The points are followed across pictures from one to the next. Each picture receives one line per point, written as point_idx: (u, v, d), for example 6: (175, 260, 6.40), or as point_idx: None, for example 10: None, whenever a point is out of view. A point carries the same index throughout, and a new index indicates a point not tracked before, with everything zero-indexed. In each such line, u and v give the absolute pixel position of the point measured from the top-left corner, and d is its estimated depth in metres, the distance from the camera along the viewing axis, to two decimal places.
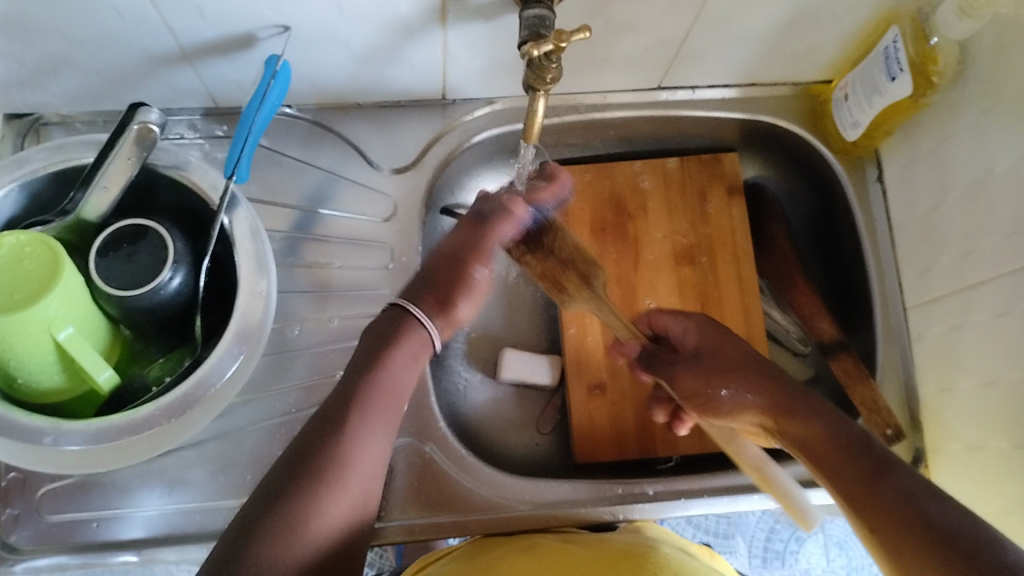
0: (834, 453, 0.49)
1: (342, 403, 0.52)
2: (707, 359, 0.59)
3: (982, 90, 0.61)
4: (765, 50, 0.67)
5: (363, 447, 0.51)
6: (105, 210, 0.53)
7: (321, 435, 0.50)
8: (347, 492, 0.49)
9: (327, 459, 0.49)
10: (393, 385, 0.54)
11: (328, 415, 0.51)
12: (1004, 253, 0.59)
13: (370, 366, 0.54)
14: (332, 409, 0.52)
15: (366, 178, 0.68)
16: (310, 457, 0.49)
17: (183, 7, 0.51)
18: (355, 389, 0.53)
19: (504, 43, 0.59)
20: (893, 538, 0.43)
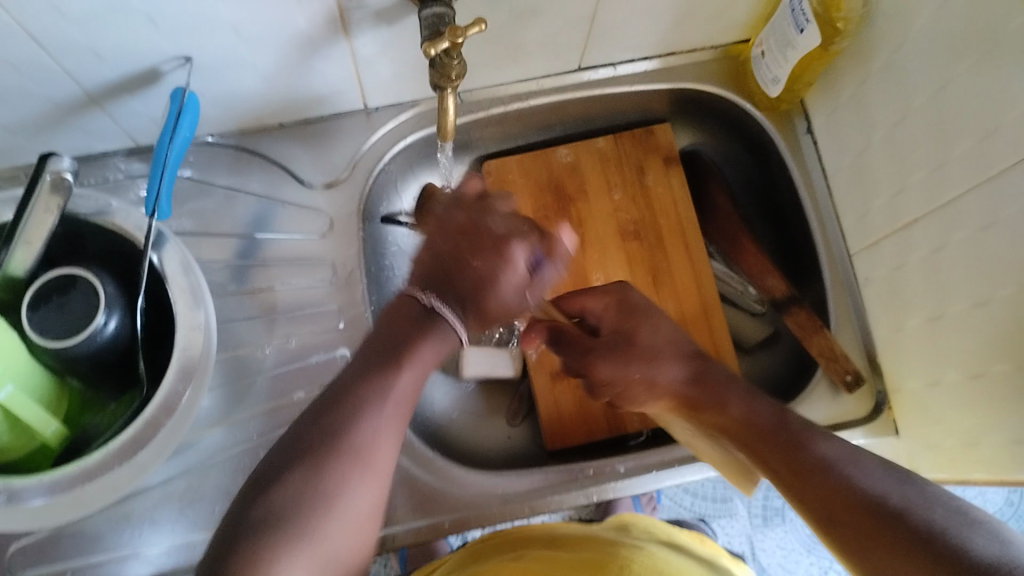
0: (768, 447, 0.50)
1: (301, 446, 0.43)
2: (619, 354, 0.59)
3: (889, 29, 0.62)
4: (675, 18, 0.67)
5: (376, 443, 0.44)
6: (30, 263, 0.53)
7: (314, 443, 0.43)
8: (357, 484, 0.43)
9: (323, 466, 0.42)
10: (403, 390, 0.46)
11: (320, 411, 0.44)
12: (932, 189, 0.60)
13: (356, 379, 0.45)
14: (326, 411, 0.44)
15: (300, 198, 0.68)
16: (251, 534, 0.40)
17: (78, 49, 0.51)
18: (304, 439, 0.43)
19: (413, 44, 0.59)
20: (870, 546, 0.41)
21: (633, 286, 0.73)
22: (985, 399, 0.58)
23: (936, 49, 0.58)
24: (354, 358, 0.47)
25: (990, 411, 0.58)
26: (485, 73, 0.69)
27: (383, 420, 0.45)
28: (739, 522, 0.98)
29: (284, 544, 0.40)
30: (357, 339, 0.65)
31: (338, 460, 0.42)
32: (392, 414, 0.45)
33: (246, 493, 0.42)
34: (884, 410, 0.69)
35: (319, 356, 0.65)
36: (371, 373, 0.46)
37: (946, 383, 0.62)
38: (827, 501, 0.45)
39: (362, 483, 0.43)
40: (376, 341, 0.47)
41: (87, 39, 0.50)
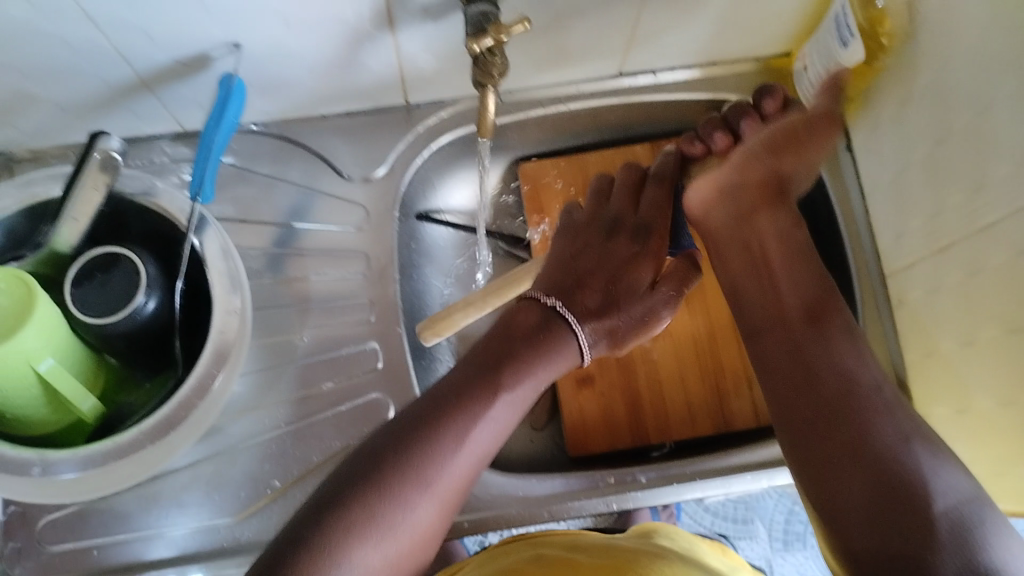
0: (839, 431, 0.49)
1: (442, 404, 0.52)
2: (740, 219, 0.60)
3: (932, 45, 0.62)
4: (719, 27, 0.67)
5: (451, 468, 0.50)
6: (77, 239, 0.54)
7: (405, 449, 0.49)
8: (429, 497, 0.49)
9: (402, 483, 0.48)
10: (505, 409, 0.53)
11: (452, 392, 0.53)
12: (969, 207, 0.59)
13: (474, 368, 0.54)
14: (419, 426, 0.51)
15: (338, 191, 0.69)
16: (386, 460, 0.49)
17: (130, 31, 0.52)
18: (446, 399, 0.52)
19: (457, 43, 0.60)
20: (825, 441, 0.50)
21: None
22: (1018, 421, 0.57)
23: (978, 65, 0.57)
24: (479, 345, 0.57)
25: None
26: (525, 74, 0.69)
27: (466, 441, 0.51)
28: (759, 544, 0.97)
29: (405, 481, 0.48)
30: (387, 332, 0.66)
31: (411, 481, 0.48)
32: (515, 409, 0.54)
33: (380, 447, 0.50)
34: None
35: (348, 347, 0.65)
36: (466, 412, 0.51)
37: (979, 402, 0.61)
38: (815, 390, 0.52)
39: (469, 447, 0.51)
40: (488, 354, 0.56)
41: (139, 22, 0.51)
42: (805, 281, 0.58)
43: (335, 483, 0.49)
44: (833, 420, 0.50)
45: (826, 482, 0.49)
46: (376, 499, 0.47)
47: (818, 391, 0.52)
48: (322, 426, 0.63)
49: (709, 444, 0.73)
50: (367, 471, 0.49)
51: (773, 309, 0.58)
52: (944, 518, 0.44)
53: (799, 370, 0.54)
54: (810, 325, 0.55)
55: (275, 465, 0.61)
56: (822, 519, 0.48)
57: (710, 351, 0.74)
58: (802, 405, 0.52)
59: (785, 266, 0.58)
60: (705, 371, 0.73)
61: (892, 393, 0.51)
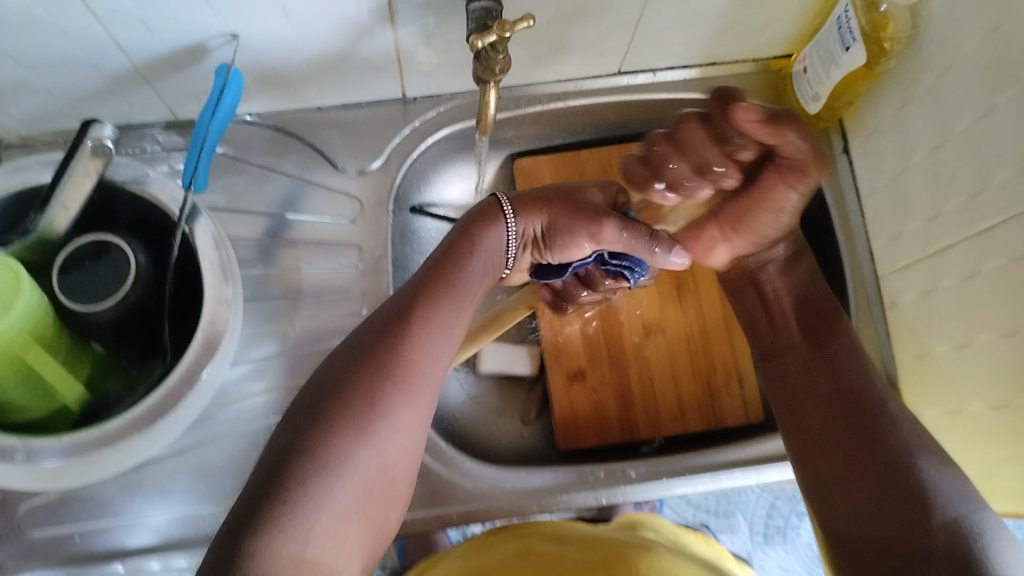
0: (844, 444, 0.54)
1: (399, 309, 0.49)
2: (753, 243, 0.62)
3: (934, 54, 0.61)
4: (720, 28, 0.67)
5: (421, 370, 0.47)
6: (66, 226, 0.53)
7: (370, 357, 0.46)
8: (407, 402, 0.45)
9: (374, 384, 0.45)
10: (457, 312, 0.51)
11: (409, 298, 0.50)
12: (966, 218, 0.59)
13: (429, 277, 0.51)
14: (382, 333, 0.47)
15: (332, 182, 0.68)
16: (363, 368, 0.45)
17: (127, 19, 0.51)
18: (403, 306, 0.49)
19: (457, 37, 0.60)
20: (835, 454, 0.54)
21: (658, 294, 0.75)
22: (1006, 431, 0.58)
23: (979, 77, 0.57)
24: (419, 268, 0.53)
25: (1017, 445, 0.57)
26: (525, 70, 0.69)
27: (431, 346, 0.48)
28: (740, 537, 0.98)
29: (382, 386, 0.45)
30: None
31: (387, 382, 0.45)
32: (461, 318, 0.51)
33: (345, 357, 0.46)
34: None
35: (338, 338, 0.65)
36: (419, 318, 0.48)
37: (969, 410, 0.61)
38: (829, 404, 0.56)
39: (434, 349, 0.48)
40: (426, 277, 0.51)
41: (136, 10, 0.51)
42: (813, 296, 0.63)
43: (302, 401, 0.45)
44: (839, 430, 0.55)
45: (835, 492, 0.53)
46: (348, 407, 0.44)
47: (832, 407, 0.56)
48: None
49: (701, 441, 0.73)
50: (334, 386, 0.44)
51: (781, 315, 0.64)
52: (952, 524, 0.46)
53: (805, 381, 0.59)
54: (816, 341, 0.61)
55: (262, 456, 0.61)
56: (830, 529, 0.52)
57: (704, 350, 0.74)
58: (796, 407, 0.59)
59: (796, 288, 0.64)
60: (697, 369, 0.73)
61: (896, 406, 0.54)
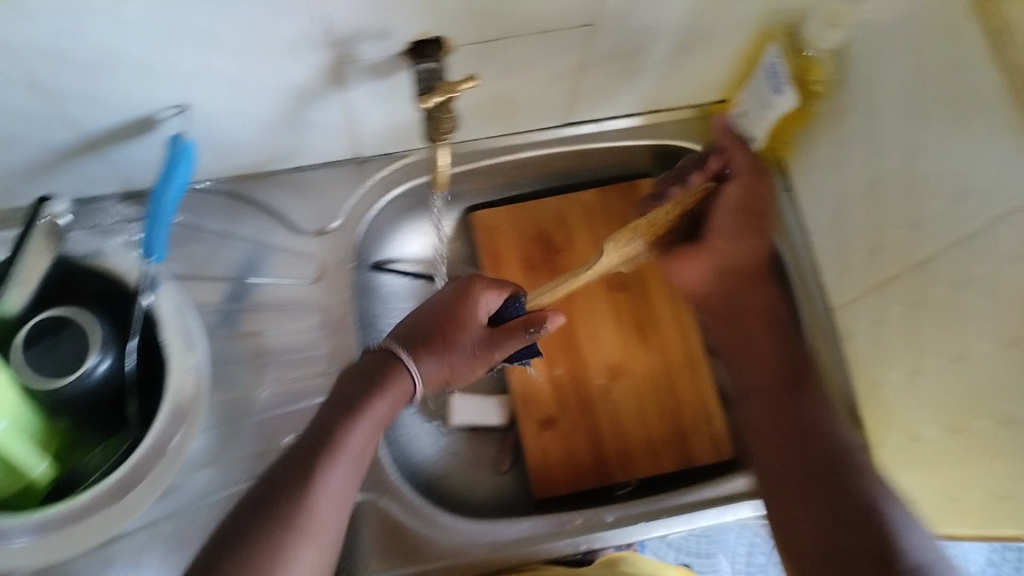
0: (820, 486, 0.57)
1: (295, 458, 0.51)
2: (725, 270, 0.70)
3: (861, 91, 0.64)
4: (659, 77, 0.70)
5: (320, 502, 0.49)
6: (24, 304, 0.54)
7: (277, 504, 0.48)
8: (312, 540, 0.48)
9: (274, 529, 0.47)
10: (359, 438, 0.54)
11: (304, 445, 0.52)
12: (906, 244, 0.62)
13: (312, 432, 0.53)
14: (278, 482, 0.50)
15: (291, 245, 0.69)
16: (255, 523, 0.47)
17: (81, 96, 0.52)
18: (298, 458, 0.51)
19: (405, 99, 0.61)
20: (816, 498, 0.56)
21: (621, 338, 0.76)
22: (965, 447, 0.59)
23: (902, 110, 0.60)
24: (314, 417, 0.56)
25: (976, 466, 0.59)
26: (474, 127, 0.71)
27: (329, 478, 0.51)
28: (721, 574, 0.97)
29: (289, 531, 0.47)
30: None
31: (290, 525, 0.47)
32: (361, 445, 0.54)
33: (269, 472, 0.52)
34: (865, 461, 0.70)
35: (306, 400, 0.65)
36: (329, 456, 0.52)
37: (926, 428, 0.63)
38: (804, 452, 0.59)
39: (336, 481, 0.51)
40: (334, 405, 0.56)
41: (89, 87, 0.52)
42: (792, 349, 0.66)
43: (212, 537, 0.48)
44: (814, 479, 0.57)
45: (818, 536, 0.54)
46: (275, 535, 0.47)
47: (801, 458, 0.59)
48: None
49: (671, 482, 0.73)
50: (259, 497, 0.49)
51: (767, 367, 0.66)
52: (919, 571, 0.49)
53: (780, 431, 0.62)
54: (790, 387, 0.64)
55: None
56: (809, 572, 0.54)
57: (669, 386, 0.75)
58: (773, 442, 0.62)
59: (773, 338, 0.67)
60: (664, 409, 0.75)
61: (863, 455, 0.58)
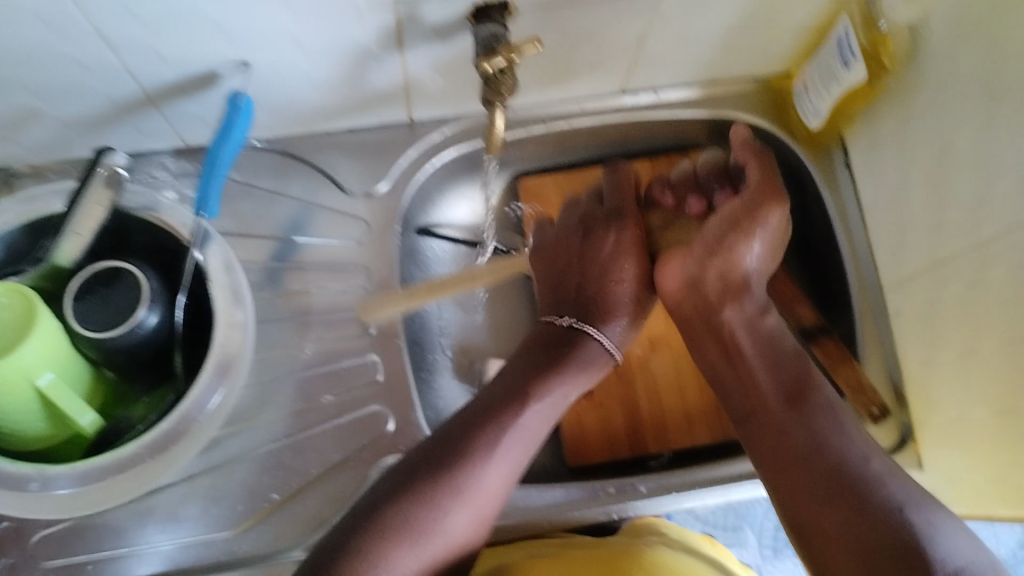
0: (846, 507, 0.46)
1: (436, 457, 0.54)
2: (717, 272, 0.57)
3: (933, 69, 0.62)
4: (720, 49, 0.68)
5: (453, 526, 0.52)
6: (79, 255, 0.54)
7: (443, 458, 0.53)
8: (462, 505, 0.52)
9: (379, 540, 0.50)
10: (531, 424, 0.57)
11: (432, 447, 0.54)
12: (969, 230, 0.59)
13: (457, 428, 0.55)
14: (398, 489, 0.52)
15: (338, 205, 0.68)
16: (365, 539, 0.50)
17: (139, 49, 0.52)
18: (421, 469, 0.53)
19: (462, 63, 0.60)
20: (829, 508, 0.47)
21: (665, 313, 0.74)
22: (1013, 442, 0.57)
23: (976, 89, 0.58)
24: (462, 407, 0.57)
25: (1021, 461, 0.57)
26: (527, 92, 0.70)
27: (452, 512, 0.52)
28: None
29: (392, 544, 0.50)
30: (387, 346, 0.66)
31: (389, 538, 0.50)
32: (501, 475, 0.54)
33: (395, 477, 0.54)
34: (909, 443, 0.68)
35: (347, 361, 0.65)
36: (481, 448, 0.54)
37: (975, 420, 0.61)
38: (811, 454, 0.50)
39: (459, 513, 0.52)
40: (503, 390, 0.58)
41: (148, 39, 0.51)
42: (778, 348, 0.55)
43: (330, 534, 0.51)
44: (808, 485, 0.49)
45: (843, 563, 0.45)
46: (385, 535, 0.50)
47: (817, 479, 0.48)
48: (323, 438, 0.62)
49: (708, 454, 0.72)
50: (367, 501, 0.52)
51: (757, 399, 0.54)
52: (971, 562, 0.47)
53: (790, 450, 0.50)
54: (790, 405, 0.52)
55: (274, 479, 0.61)
56: None
57: None
58: (769, 460, 0.51)
59: (763, 357, 0.55)
60: (705, 384, 0.73)
61: (882, 462, 0.48)
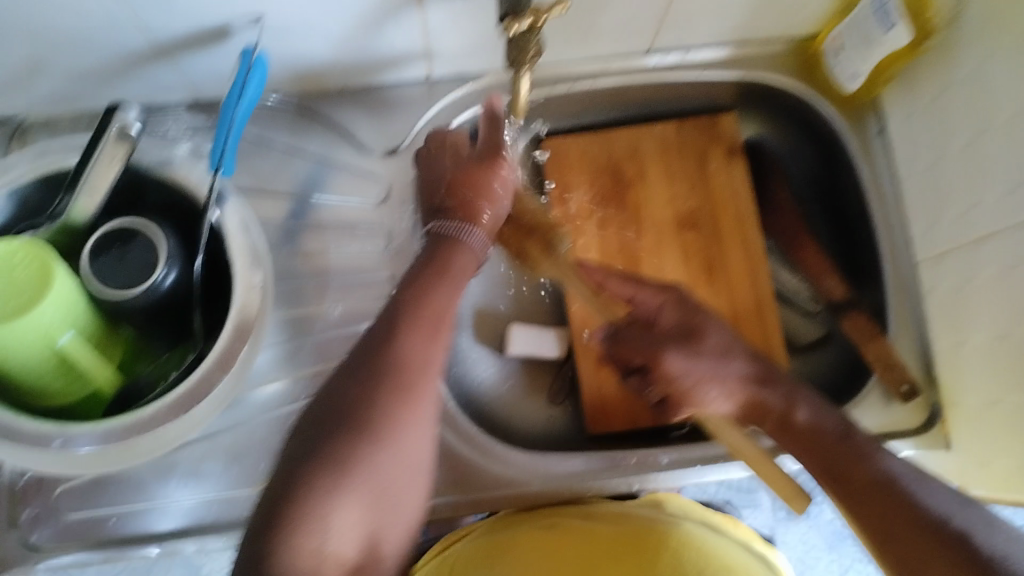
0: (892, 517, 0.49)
1: (384, 330, 0.49)
2: (693, 351, 0.59)
3: (977, 34, 0.60)
4: (754, 7, 0.65)
5: (435, 334, 0.49)
6: (95, 211, 0.54)
7: (350, 422, 0.45)
8: (399, 430, 0.46)
9: (368, 414, 0.46)
10: (429, 360, 0.49)
11: (383, 330, 0.49)
12: (1010, 203, 0.57)
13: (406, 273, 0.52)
14: (346, 387, 0.46)
15: (358, 164, 0.67)
16: (320, 460, 0.44)
17: (156, 1, 0.51)
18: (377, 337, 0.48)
19: (484, 18, 0.59)
20: (896, 541, 0.49)
21: (687, 280, 0.72)
22: None
23: (1022, 55, 0.56)
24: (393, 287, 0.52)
25: None
26: (553, 50, 0.68)
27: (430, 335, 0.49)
28: (764, 514, 0.87)
29: (373, 418, 0.45)
30: None
31: (387, 412, 0.46)
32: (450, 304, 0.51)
33: (343, 376, 0.47)
34: (937, 423, 0.66)
35: (367, 324, 0.64)
36: (397, 357, 0.47)
37: (1004, 399, 0.59)
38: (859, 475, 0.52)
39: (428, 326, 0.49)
40: (406, 287, 0.51)
41: None
42: (818, 432, 0.56)
43: (276, 477, 0.44)
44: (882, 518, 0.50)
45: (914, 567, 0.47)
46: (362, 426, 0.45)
47: (869, 493, 0.51)
48: None
49: None
50: (336, 421, 0.45)
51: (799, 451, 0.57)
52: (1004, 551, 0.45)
53: (831, 457, 0.54)
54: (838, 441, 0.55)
55: None
56: None
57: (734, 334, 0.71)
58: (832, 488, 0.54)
59: (796, 440, 0.57)
60: None
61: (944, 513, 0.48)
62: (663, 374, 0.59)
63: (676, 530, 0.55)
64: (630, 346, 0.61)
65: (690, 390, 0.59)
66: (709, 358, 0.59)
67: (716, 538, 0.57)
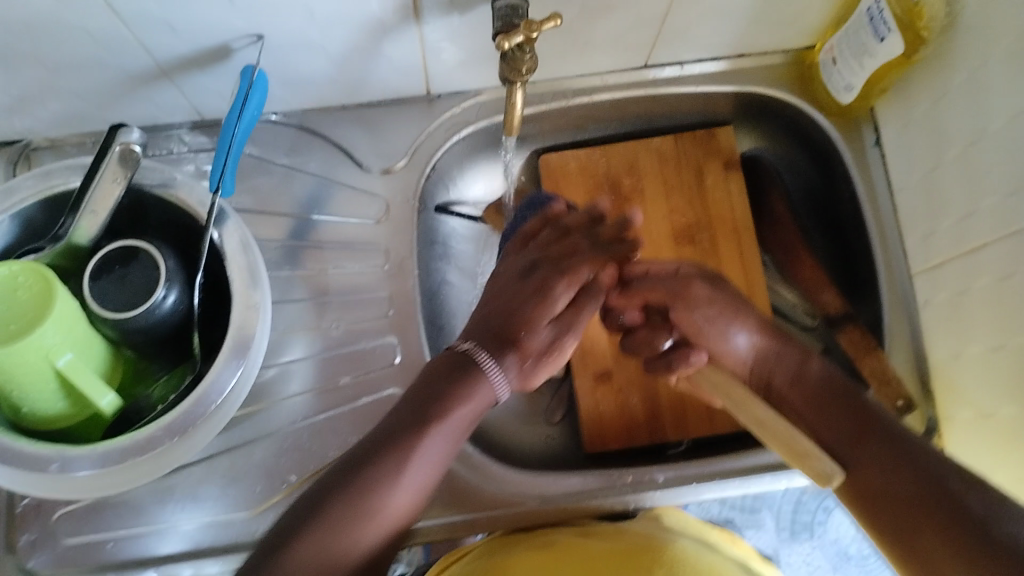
0: (908, 485, 0.47)
1: (390, 439, 0.50)
2: (716, 284, 0.60)
3: (969, 44, 0.60)
4: (747, 20, 0.66)
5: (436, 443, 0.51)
6: (96, 233, 0.54)
7: (326, 511, 0.47)
8: (368, 536, 0.48)
9: (345, 517, 0.47)
10: (417, 480, 0.50)
11: (389, 437, 0.50)
12: (1006, 212, 0.57)
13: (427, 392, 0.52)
14: (333, 489, 0.48)
15: (357, 182, 0.68)
16: (280, 556, 0.46)
17: (154, 23, 0.51)
18: (386, 442, 0.50)
19: (481, 35, 0.59)
20: (915, 515, 0.47)
21: None
22: None
23: (1014, 64, 0.56)
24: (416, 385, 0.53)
25: None
26: (549, 65, 0.68)
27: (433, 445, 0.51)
28: (767, 533, 0.81)
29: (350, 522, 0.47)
30: (406, 327, 0.65)
31: (362, 516, 0.48)
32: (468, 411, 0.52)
33: (333, 480, 0.49)
34: (935, 437, 0.66)
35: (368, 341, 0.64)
36: (392, 471, 0.49)
37: (1004, 409, 0.59)
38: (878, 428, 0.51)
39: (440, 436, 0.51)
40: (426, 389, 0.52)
41: (162, 13, 0.50)
42: (828, 391, 0.54)
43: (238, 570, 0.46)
44: (896, 477, 0.48)
45: (915, 544, 0.46)
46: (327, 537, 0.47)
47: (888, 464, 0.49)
48: (342, 418, 0.62)
49: (725, 442, 0.71)
50: (306, 524, 0.47)
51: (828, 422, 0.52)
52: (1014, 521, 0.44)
53: (847, 422, 0.52)
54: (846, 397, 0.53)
55: (291, 459, 0.60)
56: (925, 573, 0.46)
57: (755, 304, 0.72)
58: (848, 434, 0.51)
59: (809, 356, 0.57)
60: None
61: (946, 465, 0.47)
62: (685, 308, 0.59)
63: (678, 547, 0.55)
64: (645, 289, 0.61)
65: (713, 332, 0.58)
66: (728, 296, 0.59)
67: (713, 551, 0.56)
